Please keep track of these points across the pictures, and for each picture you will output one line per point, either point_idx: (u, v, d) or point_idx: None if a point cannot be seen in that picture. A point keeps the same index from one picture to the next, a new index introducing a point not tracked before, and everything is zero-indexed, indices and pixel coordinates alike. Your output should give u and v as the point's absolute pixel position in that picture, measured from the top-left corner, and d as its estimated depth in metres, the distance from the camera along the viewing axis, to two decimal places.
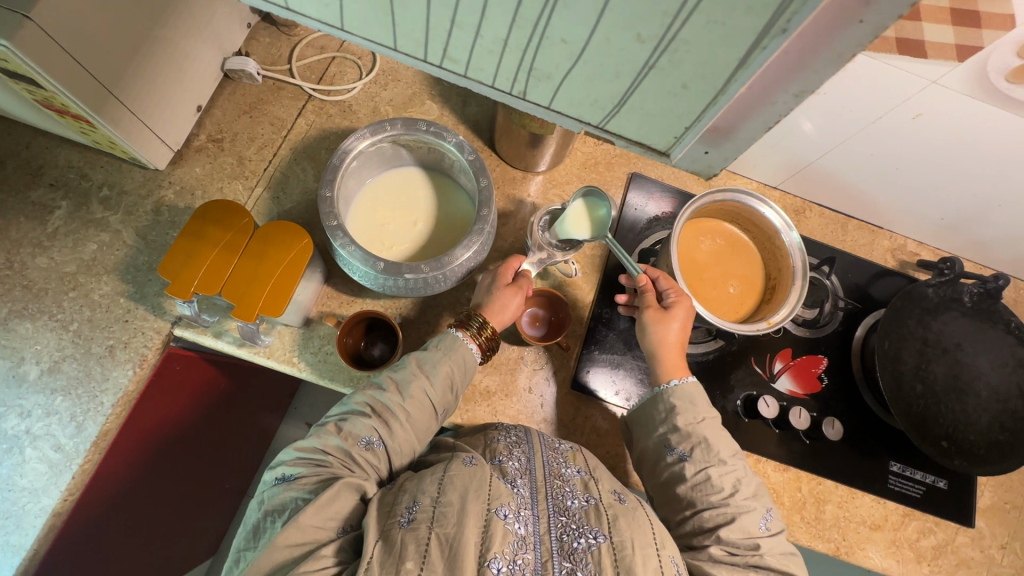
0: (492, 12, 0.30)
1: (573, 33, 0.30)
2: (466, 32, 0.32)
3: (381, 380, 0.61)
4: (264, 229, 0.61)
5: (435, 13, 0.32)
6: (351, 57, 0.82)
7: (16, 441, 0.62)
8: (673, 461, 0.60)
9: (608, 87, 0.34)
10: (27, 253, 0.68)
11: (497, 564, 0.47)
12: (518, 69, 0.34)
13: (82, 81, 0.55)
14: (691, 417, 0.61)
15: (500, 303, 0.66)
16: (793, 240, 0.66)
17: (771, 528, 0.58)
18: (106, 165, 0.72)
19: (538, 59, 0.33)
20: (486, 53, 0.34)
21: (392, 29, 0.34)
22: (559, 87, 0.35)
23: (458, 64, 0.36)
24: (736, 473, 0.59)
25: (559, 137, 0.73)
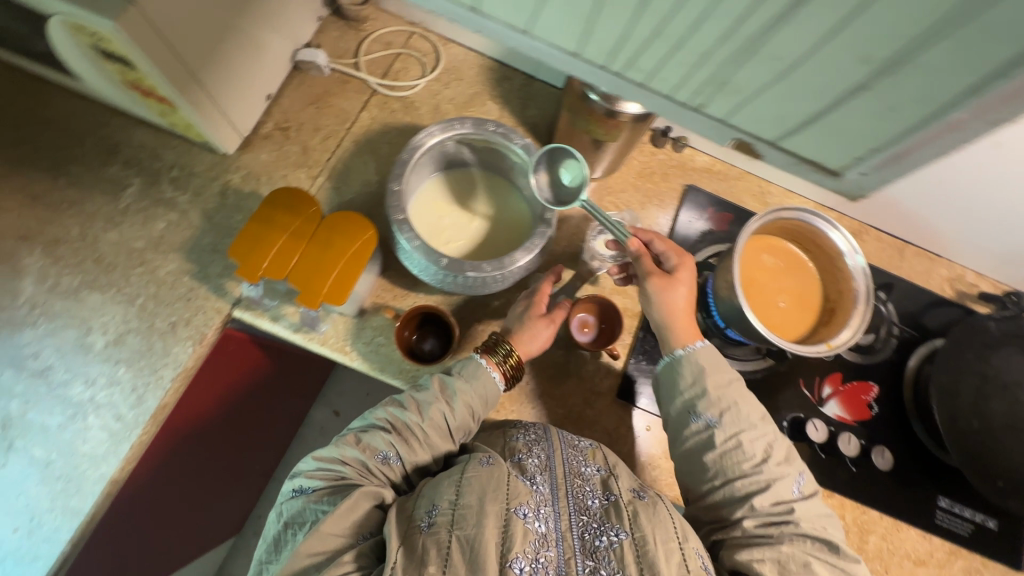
0: (708, 23, 0.27)
1: (792, 48, 0.27)
2: (665, 42, 0.30)
3: (403, 398, 0.61)
4: (330, 218, 0.62)
5: (635, 24, 0.29)
6: (416, 54, 0.82)
7: (80, 407, 0.64)
8: (699, 428, 0.59)
9: (800, 106, 0.31)
10: (100, 227, 0.70)
11: (520, 563, 0.47)
12: (703, 83, 0.32)
13: (169, 64, 0.56)
14: (721, 380, 0.60)
15: (531, 333, 0.65)
16: (857, 263, 0.64)
17: (805, 492, 0.58)
18: (177, 147, 0.74)
19: (737, 74, 0.30)
20: (677, 66, 0.31)
21: (575, 38, 0.31)
22: (746, 103, 0.32)
23: (639, 74, 0.33)
24: (768, 439, 0.58)
25: (621, 145, 0.73)
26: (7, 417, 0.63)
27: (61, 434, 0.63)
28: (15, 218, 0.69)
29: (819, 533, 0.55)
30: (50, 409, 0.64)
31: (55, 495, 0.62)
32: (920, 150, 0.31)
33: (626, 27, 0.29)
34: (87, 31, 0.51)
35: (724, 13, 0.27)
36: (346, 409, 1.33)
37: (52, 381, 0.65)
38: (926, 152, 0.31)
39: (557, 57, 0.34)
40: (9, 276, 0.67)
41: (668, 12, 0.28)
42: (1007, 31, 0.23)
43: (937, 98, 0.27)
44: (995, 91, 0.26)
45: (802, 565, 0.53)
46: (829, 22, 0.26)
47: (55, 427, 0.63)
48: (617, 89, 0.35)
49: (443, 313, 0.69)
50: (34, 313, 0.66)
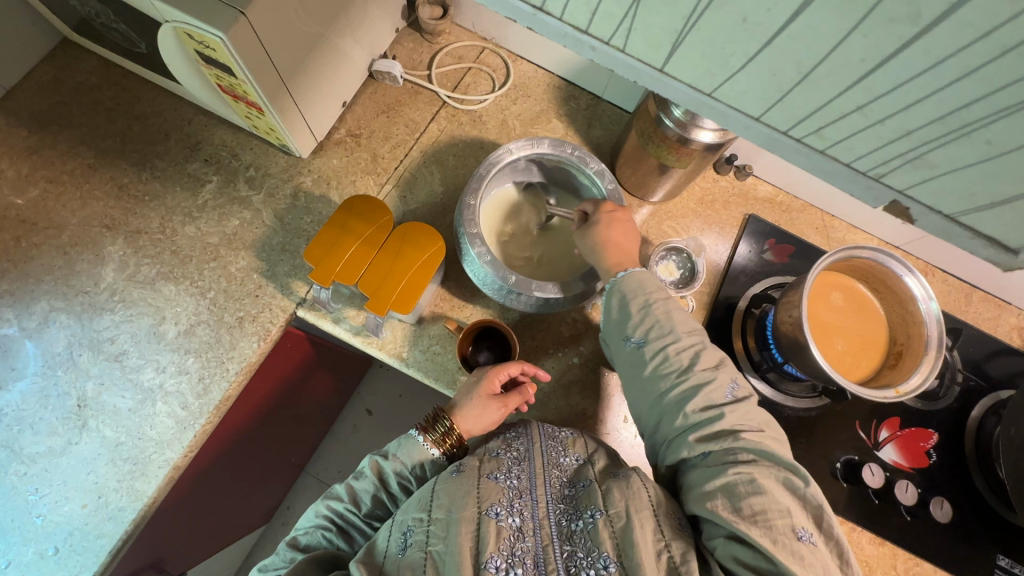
0: (922, 105, 0.27)
1: (1011, 136, 0.26)
2: (866, 116, 0.29)
3: (340, 490, 0.62)
4: (402, 228, 0.64)
5: (840, 97, 0.28)
6: (486, 70, 0.84)
7: (150, 393, 0.67)
8: (634, 351, 0.59)
9: (996, 187, 0.29)
10: (179, 220, 0.73)
11: (495, 563, 0.47)
12: (893, 155, 0.30)
13: (266, 73, 0.59)
14: (646, 300, 0.61)
15: (475, 413, 0.63)
16: (931, 309, 0.62)
17: (739, 396, 0.56)
18: (255, 148, 0.77)
19: (934, 153, 0.29)
20: (868, 138, 0.30)
21: (760, 101, 0.31)
22: (931, 179, 0.31)
23: (823, 142, 0.32)
24: (695, 348, 0.58)
25: (687, 172, 0.73)
26: (83, 397, 0.66)
27: (131, 417, 0.66)
28: (102, 207, 0.73)
29: (764, 450, 0.52)
30: (122, 393, 0.67)
31: (122, 476, 0.64)
32: None
33: (828, 97, 0.29)
34: (196, 38, 0.54)
35: (953, 93, 0.26)
36: (378, 409, 1.35)
37: (125, 365, 0.68)
38: None
39: (732, 118, 0.34)
40: (93, 262, 0.71)
41: (882, 90, 0.27)
42: None
43: None
44: None
45: (750, 482, 0.49)
46: None
47: (126, 410, 0.66)
48: (791, 155, 0.34)
49: (497, 324, 0.70)
50: (113, 299, 0.70)
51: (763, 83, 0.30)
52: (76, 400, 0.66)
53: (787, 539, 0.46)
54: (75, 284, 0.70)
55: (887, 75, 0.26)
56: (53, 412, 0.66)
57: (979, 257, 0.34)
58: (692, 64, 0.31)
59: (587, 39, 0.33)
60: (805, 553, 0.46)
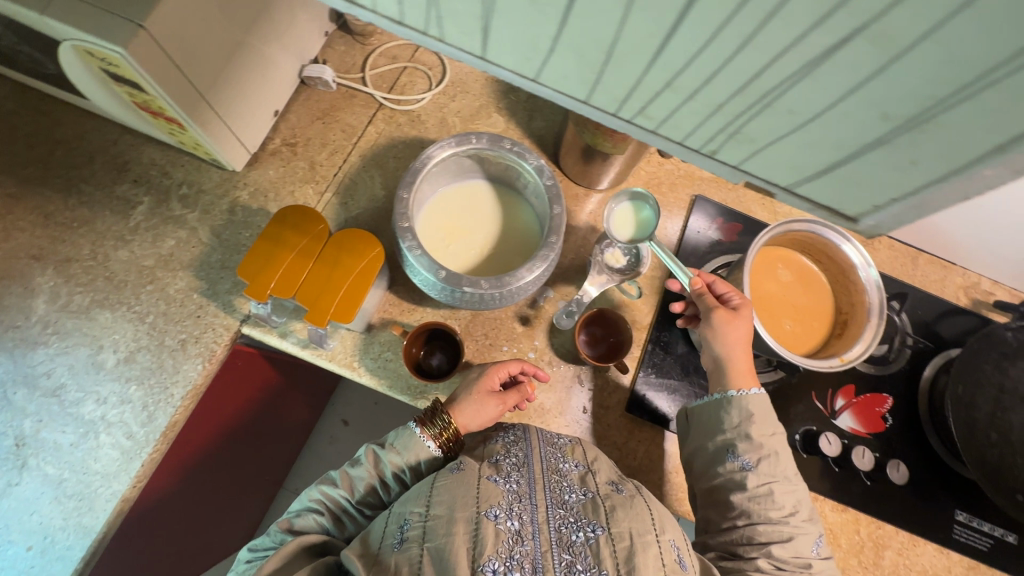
0: (720, 80, 0.27)
1: (807, 104, 0.27)
2: (677, 94, 0.29)
3: (336, 475, 0.61)
4: (338, 236, 0.62)
5: (647, 77, 0.29)
6: (422, 68, 0.83)
7: (92, 425, 0.65)
8: (734, 468, 0.58)
9: (815, 157, 0.30)
10: (111, 245, 0.71)
11: (493, 565, 0.46)
12: (716, 130, 0.31)
13: (179, 87, 0.57)
14: (766, 430, 0.59)
15: (474, 408, 0.62)
16: (871, 276, 0.63)
17: (822, 553, 0.58)
18: (186, 165, 0.75)
19: (748, 125, 0.30)
20: (688, 114, 0.31)
21: (588, 86, 0.31)
22: (756, 152, 0.32)
23: (650, 121, 0.33)
24: (797, 495, 0.58)
25: (628, 157, 0.73)
26: (20, 435, 0.64)
27: (73, 452, 0.64)
28: (28, 237, 0.70)
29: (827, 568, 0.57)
30: (62, 428, 0.64)
31: (68, 513, 0.62)
32: (939, 199, 0.29)
33: (638, 78, 0.29)
34: (97, 55, 0.51)
35: (744, 61, 0.26)
36: (355, 418, 1.33)
37: (64, 399, 0.65)
38: (942, 199, 0.29)
39: (567, 102, 0.34)
40: (22, 295, 0.68)
41: (679, 67, 0.28)
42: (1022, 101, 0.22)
43: (960, 159, 0.26)
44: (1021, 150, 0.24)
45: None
46: (856, 76, 0.25)
47: (67, 445, 0.64)
48: (630, 134, 0.35)
49: (451, 327, 0.69)
50: (46, 332, 0.67)
51: (575, 68, 0.30)
52: (14, 439, 0.64)
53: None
54: (4, 319, 0.67)
55: (676, 51, 0.27)
56: None
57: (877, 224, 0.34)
58: (505, 52, 0.31)
59: (400, 28, 0.33)
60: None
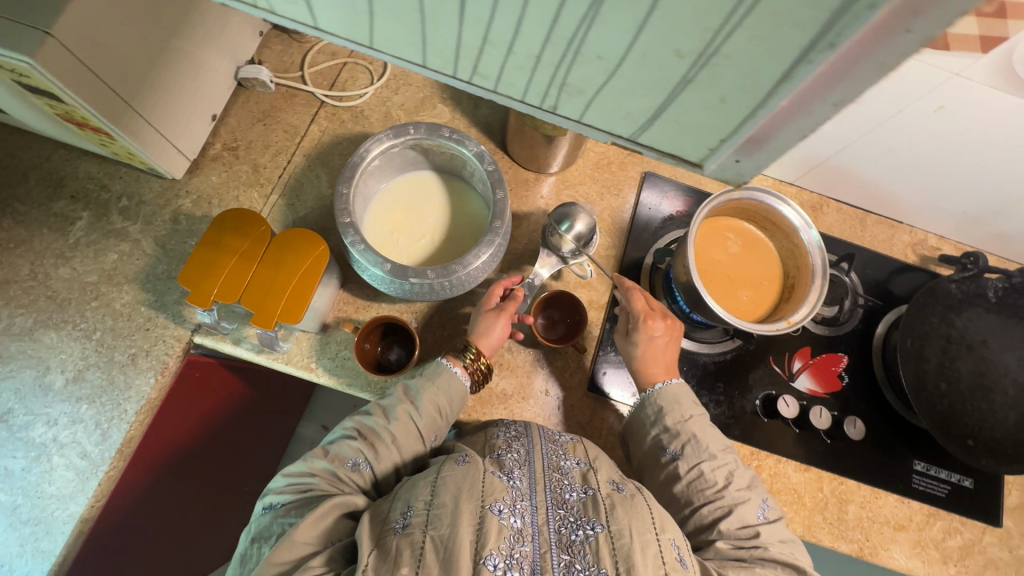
0: (525, 28, 0.28)
1: (610, 48, 0.27)
2: (497, 47, 0.30)
3: (370, 406, 0.62)
4: (281, 236, 0.62)
5: (463, 32, 0.29)
6: (362, 63, 0.82)
7: (44, 448, 0.63)
8: (667, 461, 0.61)
9: (641, 102, 0.31)
10: (51, 263, 0.69)
11: (494, 560, 0.46)
12: (547, 84, 0.32)
13: (100, 94, 0.55)
14: (681, 415, 0.63)
15: (484, 327, 0.66)
16: (812, 237, 0.65)
17: (769, 516, 0.59)
18: (125, 176, 0.73)
19: (571, 75, 0.30)
20: (516, 69, 0.31)
21: (420, 47, 0.31)
22: (590, 103, 0.32)
23: (487, 80, 0.33)
24: (728, 466, 0.60)
25: (572, 138, 0.73)
26: None
27: (26, 477, 0.62)
28: None
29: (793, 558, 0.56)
30: (13, 453, 0.63)
31: (25, 539, 0.61)
32: (777, 131, 0.29)
33: (457, 35, 0.29)
34: (6, 67, 0.50)
35: (536, 7, 0.26)
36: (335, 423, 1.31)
37: (12, 424, 0.64)
38: (785, 133, 0.29)
39: (410, 66, 0.34)
40: None
41: (486, 19, 0.28)
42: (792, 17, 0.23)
43: (761, 90, 0.27)
44: (808, 73, 0.25)
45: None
46: (639, 13, 0.25)
47: (19, 470, 0.62)
48: (478, 95, 0.35)
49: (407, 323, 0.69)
50: None
51: (398, 28, 0.30)
52: None
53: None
54: None
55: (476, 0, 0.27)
56: None
57: None
58: (334, 19, 0.31)
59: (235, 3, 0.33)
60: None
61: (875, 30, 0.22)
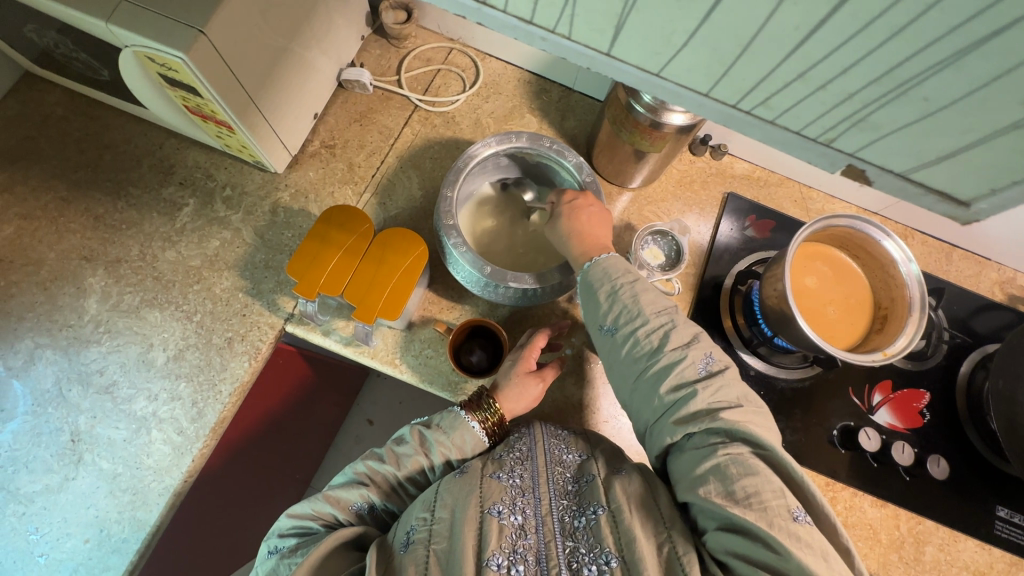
0: (859, 67, 0.28)
1: (942, 92, 0.28)
2: (808, 83, 0.31)
3: (382, 450, 0.61)
4: (383, 234, 0.64)
5: (781, 67, 0.30)
6: (456, 70, 0.84)
7: (144, 422, 0.66)
8: (606, 338, 0.58)
9: (939, 142, 0.31)
10: (159, 246, 0.73)
11: (497, 560, 0.47)
12: (839, 119, 0.32)
13: (232, 91, 0.58)
14: (613, 282, 0.58)
15: (516, 390, 0.63)
16: (911, 270, 0.63)
17: (715, 369, 0.54)
18: (229, 167, 0.77)
19: (877, 113, 0.31)
20: (815, 103, 0.32)
21: (720, 78, 0.33)
22: (876, 140, 0.33)
23: (771, 111, 0.34)
24: (663, 328, 0.55)
25: (663, 155, 0.74)
26: (76, 431, 0.66)
27: (127, 447, 0.65)
28: (80, 239, 0.72)
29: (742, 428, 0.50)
30: (115, 424, 0.66)
31: (123, 507, 0.64)
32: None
33: (770, 69, 0.31)
34: (158, 61, 0.53)
35: (887, 52, 0.27)
36: (380, 418, 1.31)
37: (116, 396, 0.67)
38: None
39: (685, 94, 0.36)
40: (75, 295, 0.70)
41: (817, 58, 0.29)
42: None
43: None
44: None
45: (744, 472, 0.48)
46: (998, 67, 0.25)
47: (121, 441, 0.66)
48: (745, 124, 0.36)
49: (495, 327, 0.70)
50: (98, 331, 0.69)
51: (708, 61, 0.32)
52: (70, 435, 0.66)
53: (783, 519, 0.45)
54: (58, 318, 0.69)
55: (823, 37, 0.27)
56: (46, 449, 0.65)
57: (932, 210, 0.37)
58: (637, 48, 0.33)
59: (534, 28, 0.35)
60: (800, 531, 0.45)
61: None
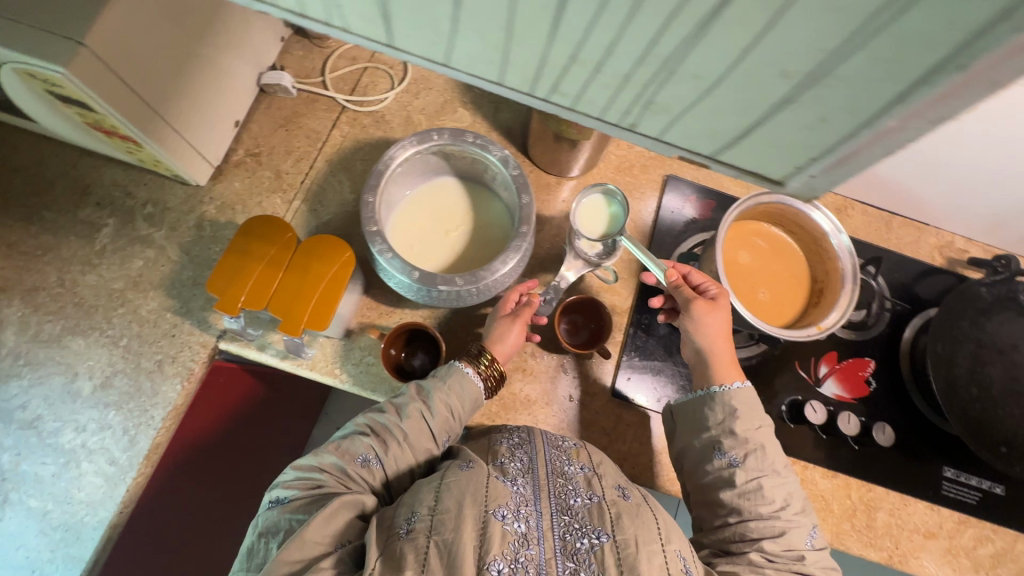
0: (620, 46, 0.26)
1: (709, 67, 0.26)
2: (583, 66, 0.29)
3: (382, 404, 0.62)
4: (307, 242, 0.62)
5: (550, 51, 0.28)
6: (383, 68, 0.82)
7: (73, 454, 0.64)
8: (722, 465, 0.57)
9: (733, 121, 0.30)
10: (78, 270, 0.69)
11: (498, 566, 0.46)
12: (629, 102, 0.31)
13: (130, 104, 0.56)
14: (752, 424, 0.59)
15: (500, 333, 0.66)
16: (842, 242, 0.64)
17: (817, 544, 0.57)
18: (149, 183, 0.73)
19: (660, 94, 0.29)
20: (600, 86, 0.30)
21: (501, 65, 0.30)
22: (674, 121, 0.31)
23: (565, 98, 0.32)
24: (787, 487, 0.58)
25: (595, 142, 0.73)
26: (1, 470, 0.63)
27: (56, 483, 0.63)
28: None
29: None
30: (42, 459, 0.63)
31: (55, 545, 0.62)
32: (866, 154, 0.28)
33: (541, 53, 0.29)
34: (40, 76, 0.50)
35: (636, 30, 0.25)
36: None
37: (42, 430, 0.64)
38: (873, 155, 0.28)
39: (481, 83, 0.33)
40: None
41: (577, 39, 0.27)
42: (926, 35, 0.21)
43: (868, 110, 0.26)
44: (925, 97, 0.24)
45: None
46: (745, 38, 0.24)
47: (49, 476, 0.63)
48: (551, 112, 0.34)
49: (432, 328, 0.68)
50: (18, 364, 0.66)
51: (483, 49, 0.29)
52: None
53: None
54: None
55: (572, 18, 0.26)
56: None
57: None
58: (413, 37, 0.30)
59: (307, 21, 0.32)
60: None
61: (1001, 59, 0.21)
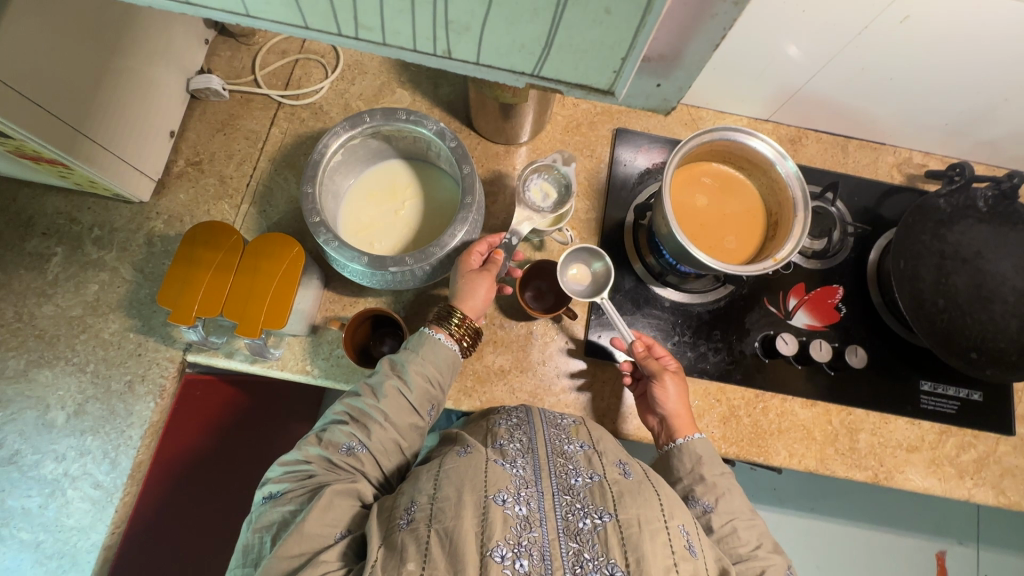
0: None
1: None
2: None
3: (357, 387, 0.60)
4: (253, 242, 0.61)
5: None
6: (314, 57, 0.80)
7: (57, 483, 0.64)
8: (698, 514, 0.58)
9: (528, 29, 0.29)
10: (34, 302, 0.69)
11: (501, 551, 0.42)
12: (432, 27, 0.30)
13: (50, 127, 0.55)
14: (716, 468, 0.61)
15: (467, 290, 0.62)
16: (789, 169, 0.63)
17: None
18: (93, 207, 0.72)
19: (452, 11, 0.29)
20: (397, 13, 0.29)
21: (296, 3, 0.29)
22: (481, 40, 0.31)
23: (373, 32, 0.31)
24: (758, 527, 0.58)
25: (536, 105, 0.71)
26: None
27: (44, 513, 0.63)
28: None
29: None
30: (27, 492, 0.64)
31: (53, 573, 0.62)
32: (687, 48, 0.31)
33: None
34: None
35: None
36: None
37: (22, 464, 0.64)
38: (694, 48, 0.31)
39: (293, 31, 0.32)
40: None
41: None
42: None
43: None
44: None
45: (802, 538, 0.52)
46: None
47: (36, 508, 0.63)
48: (371, 52, 0.33)
49: (393, 312, 0.68)
50: None
51: None
52: None
53: None
54: None
55: None
56: None
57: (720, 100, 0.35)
58: None
59: None
60: None
61: None
